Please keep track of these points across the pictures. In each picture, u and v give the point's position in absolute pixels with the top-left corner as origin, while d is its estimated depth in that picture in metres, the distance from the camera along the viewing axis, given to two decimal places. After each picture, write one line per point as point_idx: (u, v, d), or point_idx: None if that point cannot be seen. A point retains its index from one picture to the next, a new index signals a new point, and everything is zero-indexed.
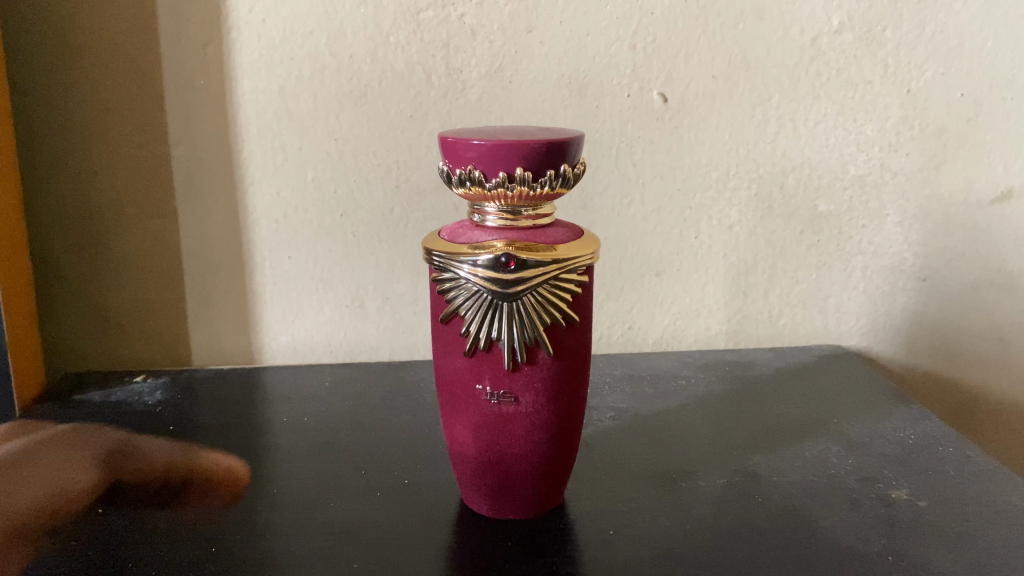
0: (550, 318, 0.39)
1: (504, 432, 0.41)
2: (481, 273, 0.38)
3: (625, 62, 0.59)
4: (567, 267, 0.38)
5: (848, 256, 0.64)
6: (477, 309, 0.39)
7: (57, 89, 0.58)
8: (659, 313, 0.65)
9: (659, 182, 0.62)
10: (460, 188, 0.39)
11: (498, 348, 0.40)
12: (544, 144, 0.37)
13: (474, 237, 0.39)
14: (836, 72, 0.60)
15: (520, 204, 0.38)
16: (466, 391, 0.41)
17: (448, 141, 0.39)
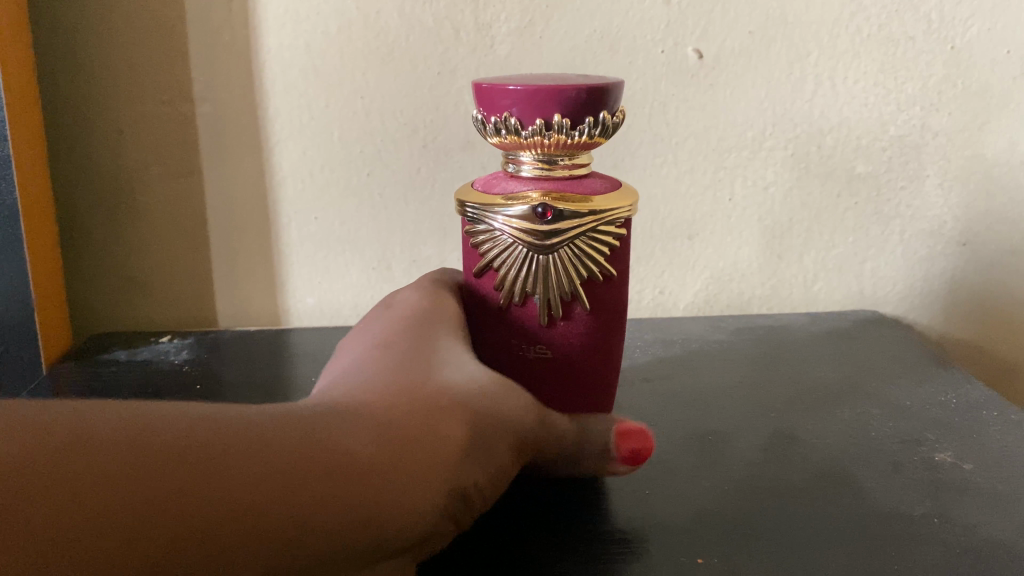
0: (587, 271, 0.38)
1: (539, 389, 0.40)
2: (516, 224, 0.37)
3: (659, 17, 0.57)
4: (607, 219, 0.37)
5: (886, 220, 0.62)
6: (512, 262, 0.38)
7: (81, 46, 0.57)
8: (691, 277, 0.64)
9: (693, 142, 0.60)
10: (495, 137, 0.38)
11: (533, 303, 0.39)
12: (583, 89, 0.36)
13: (509, 188, 0.38)
14: (877, 28, 0.58)
15: (557, 154, 0.37)
16: (500, 347, 0.40)
17: (483, 88, 0.38)
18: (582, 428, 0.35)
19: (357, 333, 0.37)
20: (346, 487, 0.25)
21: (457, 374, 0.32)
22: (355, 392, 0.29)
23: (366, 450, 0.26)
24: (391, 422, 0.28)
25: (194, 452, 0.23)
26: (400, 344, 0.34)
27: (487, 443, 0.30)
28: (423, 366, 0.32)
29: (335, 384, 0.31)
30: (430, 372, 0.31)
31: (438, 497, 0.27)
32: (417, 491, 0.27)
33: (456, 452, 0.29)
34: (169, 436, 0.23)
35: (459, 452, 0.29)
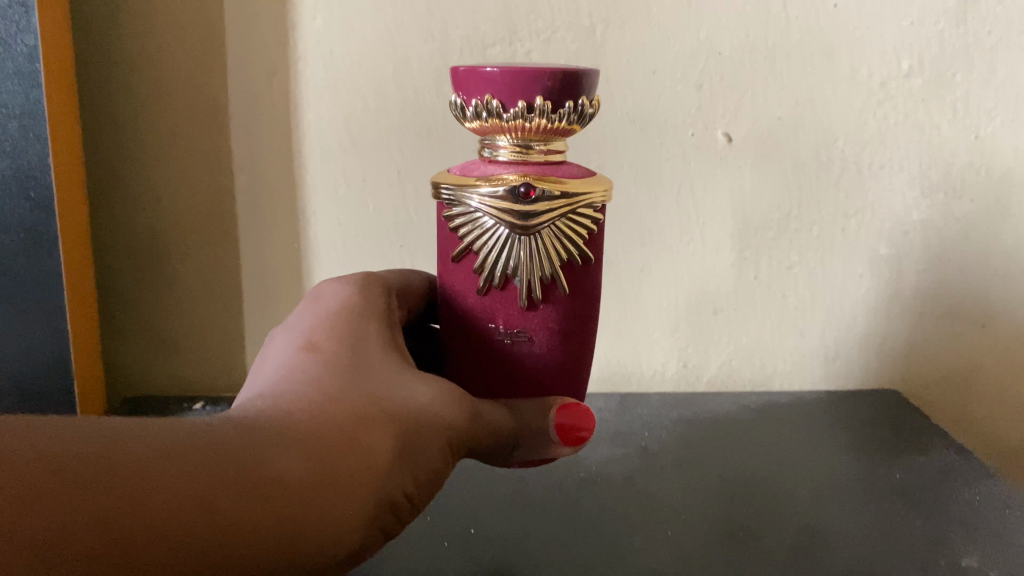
0: (567, 252, 0.39)
1: (517, 372, 0.41)
2: (497, 203, 0.38)
3: (691, 101, 0.59)
4: (584, 203, 0.39)
5: (907, 300, 0.64)
6: (493, 243, 0.39)
7: (124, 119, 0.59)
8: (715, 350, 0.65)
9: (720, 221, 0.61)
10: (475, 121, 0.39)
11: (513, 285, 0.40)
12: (563, 73, 0.37)
13: (488, 171, 0.39)
14: (903, 115, 0.59)
15: (537, 139, 0.38)
16: (478, 331, 0.41)
17: (463, 72, 0.39)
18: (517, 418, 0.40)
19: (283, 327, 0.40)
20: (281, 508, 0.28)
21: (381, 382, 0.35)
22: (285, 402, 0.32)
23: (294, 468, 0.29)
24: (318, 437, 0.31)
25: (128, 470, 0.25)
26: (329, 346, 0.36)
27: (405, 452, 0.34)
28: (349, 373, 0.34)
29: (264, 390, 0.34)
30: (356, 383, 0.34)
31: (361, 513, 0.31)
32: (340, 508, 0.30)
33: (375, 467, 0.32)
34: (100, 451, 0.25)
35: (381, 469, 0.32)
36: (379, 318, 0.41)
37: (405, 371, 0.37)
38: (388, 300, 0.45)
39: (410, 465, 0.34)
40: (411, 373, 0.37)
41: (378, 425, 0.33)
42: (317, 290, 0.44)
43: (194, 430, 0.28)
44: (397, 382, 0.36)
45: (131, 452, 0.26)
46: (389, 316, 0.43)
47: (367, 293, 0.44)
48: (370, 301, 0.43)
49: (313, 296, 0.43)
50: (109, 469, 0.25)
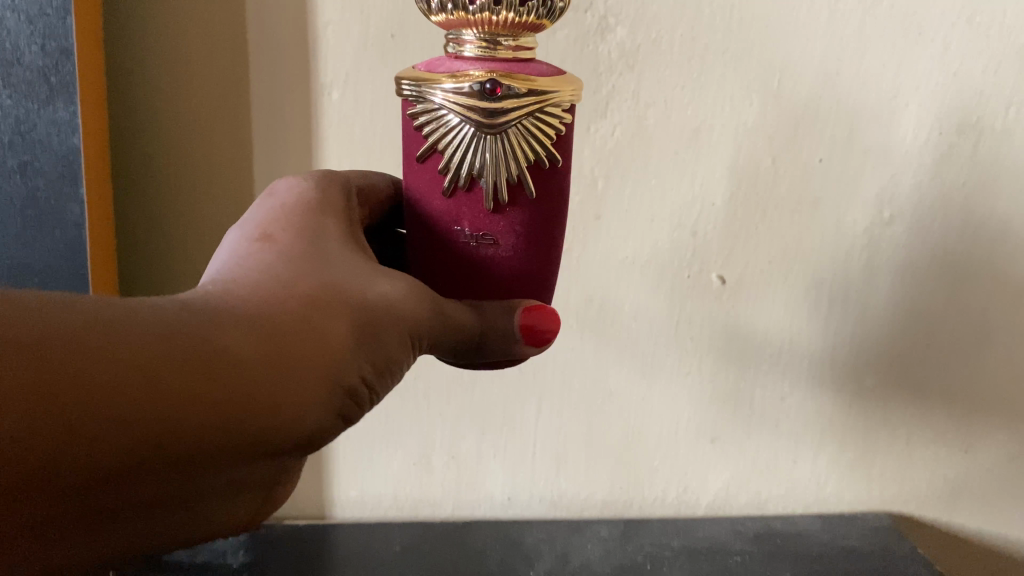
0: (532, 150, 0.41)
1: (483, 272, 0.43)
2: (465, 100, 0.39)
3: (686, 247, 0.63)
4: (551, 101, 0.40)
5: (892, 427, 0.67)
6: (460, 141, 0.40)
7: (164, 277, 0.66)
8: (712, 475, 0.69)
9: (716, 355, 0.65)
10: (440, 14, 0.40)
11: (479, 187, 0.42)
12: None
13: (454, 66, 0.40)
14: (885, 260, 0.63)
15: (503, 28, 0.39)
16: (445, 232, 0.43)
17: None
18: (482, 318, 0.42)
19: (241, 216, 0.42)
20: (234, 379, 0.29)
21: (328, 268, 0.37)
22: (228, 286, 0.33)
23: (244, 345, 0.30)
24: (263, 313, 0.32)
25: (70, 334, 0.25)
26: (279, 237, 0.38)
27: (360, 333, 0.36)
28: (296, 260, 0.36)
29: (216, 274, 0.35)
30: (301, 269, 0.35)
31: (321, 392, 0.33)
32: (296, 392, 0.31)
33: (330, 345, 0.33)
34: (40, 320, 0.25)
35: (338, 352, 0.34)
36: (338, 212, 0.43)
37: (353, 261, 0.38)
38: (347, 188, 0.47)
39: (365, 352, 0.36)
40: (367, 263, 0.39)
41: (333, 310, 0.34)
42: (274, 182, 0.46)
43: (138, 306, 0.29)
44: (346, 268, 0.37)
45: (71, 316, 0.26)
46: (347, 207, 0.45)
47: (324, 183, 0.45)
48: (326, 190, 0.44)
49: (267, 188, 0.45)
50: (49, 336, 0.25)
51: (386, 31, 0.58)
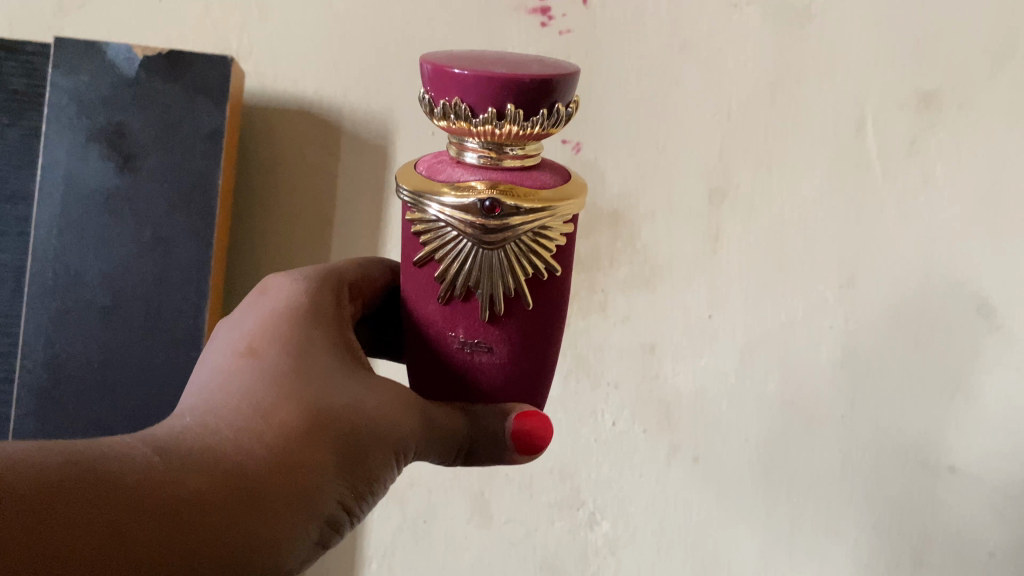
0: (532, 264, 0.49)
1: (477, 372, 0.53)
2: (467, 214, 0.47)
3: None
4: (550, 213, 0.48)
5: None
6: (460, 255, 0.49)
7: None
8: None
9: None
10: (444, 120, 0.48)
11: (473, 297, 0.51)
12: (535, 81, 0.46)
13: (458, 178, 0.48)
14: None
15: (501, 137, 0.47)
16: (443, 332, 0.53)
17: (442, 72, 0.47)
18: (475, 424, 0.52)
19: (234, 327, 0.52)
20: (214, 514, 0.39)
21: (308, 387, 0.47)
22: (237, 410, 0.44)
23: (212, 491, 0.39)
24: (262, 439, 0.43)
25: (91, 491, 0.35)
26: (269, 360, 0.47)
27: (345, 454, 0.46)
28: (283, 379, 0.46)
29: (210, 401, 0.45)
30: (289, 391, 0.46)
31: (299, 520, 0.43)
32: (267, 520, 0.41)
33: (313, 460, 0.44)
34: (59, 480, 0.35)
35: (312, 479, 0.44)
36: (323, 322, 0.53)
37: (329, 376, 0.48)
38: (327, 291, 0.57)
39: (350, 473, 0.47)
40: (350, 379, 0.49)
41: (307, 439, 0.44)
42: (265, 285, 0.57)
43: (136, 453, 0.39)
44: (321, 387, 0.47)
45: (85, 476, 0.36)
46: (334, 311, 0.56)
47: (315, 290, 0.56)
48: (311, 300, 0.55)
49: (260, 291, 0.56)
50: (70, 485, 0.35)
51: (420, 518, 0.83)
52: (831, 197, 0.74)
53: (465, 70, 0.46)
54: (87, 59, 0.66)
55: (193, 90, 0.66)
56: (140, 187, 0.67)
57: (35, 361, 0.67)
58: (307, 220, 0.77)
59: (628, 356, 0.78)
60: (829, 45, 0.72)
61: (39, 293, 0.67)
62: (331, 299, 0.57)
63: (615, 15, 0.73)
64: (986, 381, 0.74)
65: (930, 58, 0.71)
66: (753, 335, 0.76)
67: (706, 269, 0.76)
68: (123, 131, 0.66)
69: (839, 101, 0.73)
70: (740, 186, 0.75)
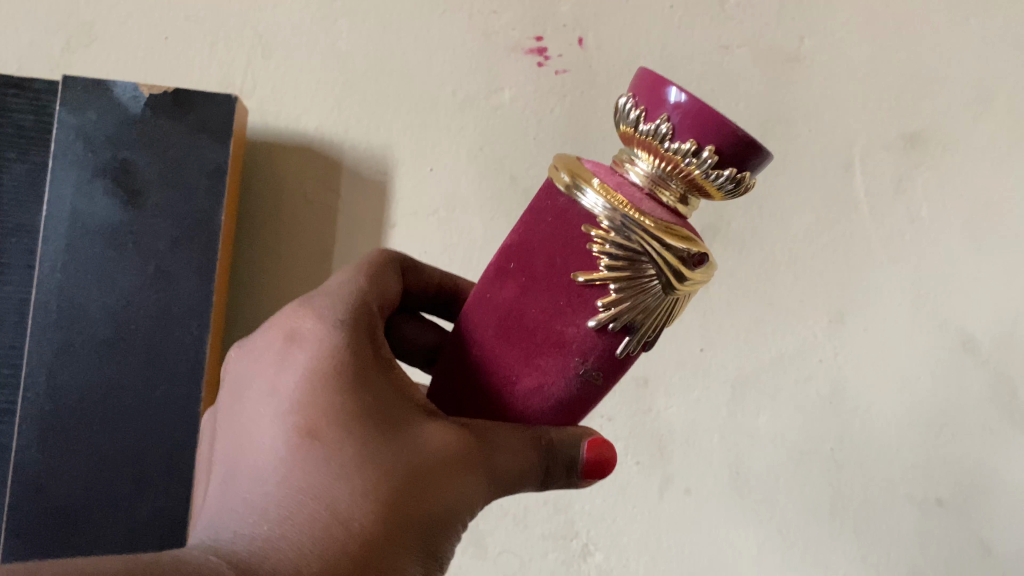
0: (674, 315, 0.47)
1: (571, 408, 0.48)
2: (679, 261, 0.43)
3: None
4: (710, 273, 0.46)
5: None
6: (638, 291, 0.44)
7: None
8: None
9: None
10: (673, 154, 0.43)
11: (621, 336, 0.45)
12: (767, 156, 0.45)
13: (660, 214, 0.43)
14: None
15: (696, 183, 0.44)
16: (569, 362, 0.46)
17: (694, 112, 0.42)
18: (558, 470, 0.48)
19: (270, 390, 0.44)
20: None
21: (383, 477, 0.41)
22: (309, 526, 0.39)
23: None
24: (344, 561, 0.38)
25: None
26: (328, 445, 0.41)
27: (427, 542, 0.42)
28: (353, 474, 0.40)
29: (271, 508, 0.40)
30: (363, 488, 0.40)
31: None
32: None
33: (396, 560, 0.40)
34: None
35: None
36: (376, 372, 0.46)
37: (399, 453, 0.42)
38: (365, 322, 0.49)
39: (431, 555, 0.42)
40: (421, 450, 0.43)
41: (392, 542, 0.40)
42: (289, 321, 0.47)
43: None
44: (394, 472, 0.41)
45: None
46: (377, 349, 0.48)
47: (353, 324, 0.48)
48: (356, 341, 0.46)
49: (289, 330, 0.47)
50: None
51: None
52: (820, 236, 0.76)
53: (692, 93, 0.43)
54: (95, 98, 0.69)
55: (197, 127, 0.69)
56: (144, 222, 0.68)
57: (36, 395, 0.67)
58: (306, 255, 0.77)
59: (621, 390, 0.78)
60: (820, 87, 0.76)
61: (41, 326, 0.67)
62: (372, 333, 0.49)
63: (608, 58, 0.76)
64: (972, 415, 0.75)
65: (915, 102, 0.76)
66: (744, 371, 0.77)
67: (697, 304, 0.78)
68: (128, 167, 0.69)
69: (826, 142, 0.76)
70: (731, 224, 0.77)
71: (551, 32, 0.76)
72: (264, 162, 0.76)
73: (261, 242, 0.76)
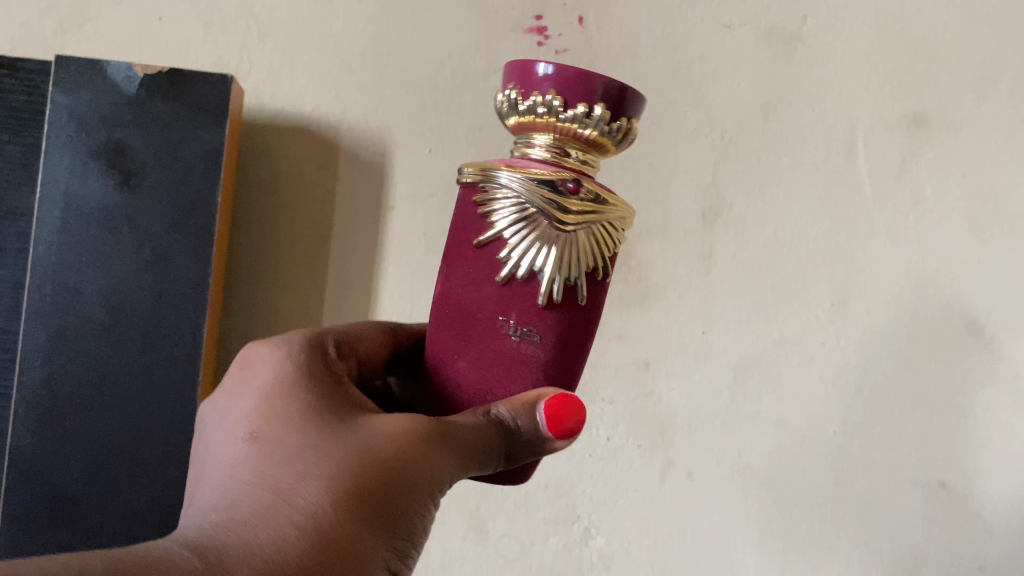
0: (596, 260, 0.48)
1: (516, 371, 0.49)
2: (552, 194, 0.46)
3: None
4: (614, 212, 0.48)
5: None
6: (530, 234, 0.47)
7: None
8: None
9: None
10: (526, 111, 0.48)
11: (536, 281, 0.47)
12: (625, 90, 0.48)
13: (531, 165, 0.48)
14: None
15: (567, 133, 0.48)
16: (491, 322, 0.49)
17: (530, 72, 0.48)
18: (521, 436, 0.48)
19: (230, 408, 0.48)
20: None
21: (325, 458, 0.43)
22: (256, 511, 0.41)
23: None
24: (289, 536, 0.40)
25: None
26: (274, 435, 0.44)
27: (383, 518, 0.43)
28: (297, 463, 0.43)
29: (228, 498, 0.43)
30: (308, 470, 0.43)
31: None
32: None
33: (348, 535, 0.41)
34: None
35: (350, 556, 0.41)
36: (328, 384, 0.49)
37: (343, 441, 0.44)
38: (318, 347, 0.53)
39: (392, 531, 0.43)
40: (368, 435, 0.45)
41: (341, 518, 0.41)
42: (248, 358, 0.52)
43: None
44: (336, 456, 0.43)
45: None
46: (332, 370, 0.52)
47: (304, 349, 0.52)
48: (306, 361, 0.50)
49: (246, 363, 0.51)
50: None
51: None
52: (824, 217, 0.76)
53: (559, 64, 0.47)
54: (88, 78, 0.68)
55: (192, 108, 0.68)
56: (139, 205, 0.68)
57: (32, 379, 0.66)
58: (303, 236, 0.76)
59: (622, 374, 0.78)
60: (822, 67, 0.76)
61: (37, 310, 0.67)
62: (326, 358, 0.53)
63: (608, 38, 0.76)
64: (975, 397, 0.75)
65: (920, 81, 0.75)
66: (746, 354, 0.77)
67: (698, 287, 0.77)
68: (122, 148, 0.68)
69: (829, 122, 0.76)
70: (733, 205, 0.76)
71: (550, 11, 0.75)
72: (252, 141, 0.75)
73: (257, 227, 0.76)
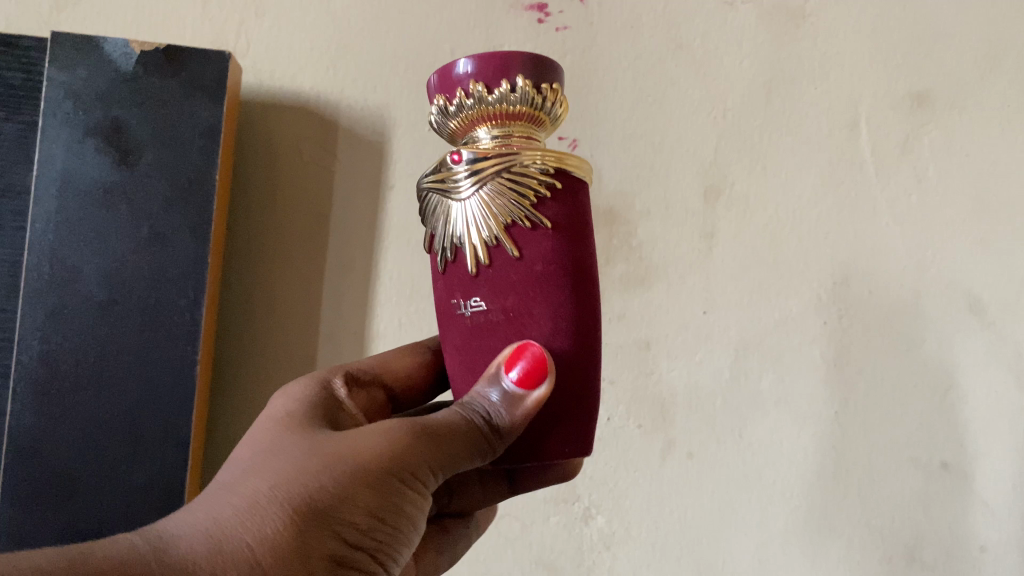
0: (514, 209, 0.46)
1: (481, 340, 0.48)
2: (445, 175, 0.48)
3: None
4: (514, 157, 0.47)
5: None
6: (445, 220, 0.49)
7: None
8: None
9: None
10: (448, 112, 0.49)
11: (462, 251, 0.48)
12: (522, 57, 0.48)
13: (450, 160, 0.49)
14: None
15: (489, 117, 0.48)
16: (448, 307, 0.50)
17: (444, 76, 0.49)
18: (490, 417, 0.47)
19: None
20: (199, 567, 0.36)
21: (293, 446, 0.44)
22: (222, 485, 0.43)
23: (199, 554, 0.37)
24: (244, 496, 0.41)
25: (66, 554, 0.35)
26: (253, 436, 0.47)
27: (346, 485, 0.42)
28: (268, 451, 0.45)
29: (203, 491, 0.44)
30: (276, 452, 0.44)
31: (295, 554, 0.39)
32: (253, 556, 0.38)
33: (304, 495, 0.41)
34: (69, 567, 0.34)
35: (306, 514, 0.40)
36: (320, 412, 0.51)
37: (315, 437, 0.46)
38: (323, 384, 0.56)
39: (357, 503, 0.42)
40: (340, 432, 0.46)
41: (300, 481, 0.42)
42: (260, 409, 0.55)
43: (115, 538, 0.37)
44: (305, 444, 0.45)
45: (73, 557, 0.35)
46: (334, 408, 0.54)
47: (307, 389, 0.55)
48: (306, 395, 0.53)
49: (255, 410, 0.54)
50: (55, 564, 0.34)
51: None
52: (826, 196, 0.75)
53: (477, 58, 0.48)
54: (86, 55, 0.67)
55: (191, 85, 0.68)
56: (137, 182, 0.67)
57: (30, 357, 0.66)
58: (299, 212, 0.75)
59: (623, 354, 0.77)
60: (823, 45, 0.76)
61: (35, 289, 0.66)
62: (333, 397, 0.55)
63: (609, 18, 0.76)
64: (976, 376, 0.75)
65: (921, 60, 0.75)
66: (746, 334, 0.76)
67: (699, 267, 0.76)
68: (120, 126, 0.67)
69: (830, 100, 0.75)
70: (733, 184, 0.76)
71: None
72: (247, 119, 0.74)
73: (252, 204, 0.75)
